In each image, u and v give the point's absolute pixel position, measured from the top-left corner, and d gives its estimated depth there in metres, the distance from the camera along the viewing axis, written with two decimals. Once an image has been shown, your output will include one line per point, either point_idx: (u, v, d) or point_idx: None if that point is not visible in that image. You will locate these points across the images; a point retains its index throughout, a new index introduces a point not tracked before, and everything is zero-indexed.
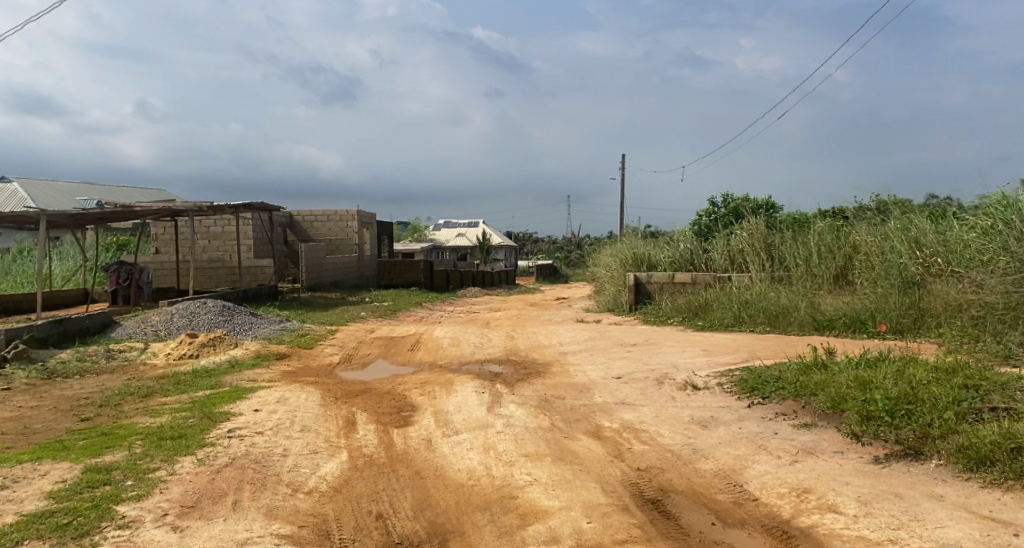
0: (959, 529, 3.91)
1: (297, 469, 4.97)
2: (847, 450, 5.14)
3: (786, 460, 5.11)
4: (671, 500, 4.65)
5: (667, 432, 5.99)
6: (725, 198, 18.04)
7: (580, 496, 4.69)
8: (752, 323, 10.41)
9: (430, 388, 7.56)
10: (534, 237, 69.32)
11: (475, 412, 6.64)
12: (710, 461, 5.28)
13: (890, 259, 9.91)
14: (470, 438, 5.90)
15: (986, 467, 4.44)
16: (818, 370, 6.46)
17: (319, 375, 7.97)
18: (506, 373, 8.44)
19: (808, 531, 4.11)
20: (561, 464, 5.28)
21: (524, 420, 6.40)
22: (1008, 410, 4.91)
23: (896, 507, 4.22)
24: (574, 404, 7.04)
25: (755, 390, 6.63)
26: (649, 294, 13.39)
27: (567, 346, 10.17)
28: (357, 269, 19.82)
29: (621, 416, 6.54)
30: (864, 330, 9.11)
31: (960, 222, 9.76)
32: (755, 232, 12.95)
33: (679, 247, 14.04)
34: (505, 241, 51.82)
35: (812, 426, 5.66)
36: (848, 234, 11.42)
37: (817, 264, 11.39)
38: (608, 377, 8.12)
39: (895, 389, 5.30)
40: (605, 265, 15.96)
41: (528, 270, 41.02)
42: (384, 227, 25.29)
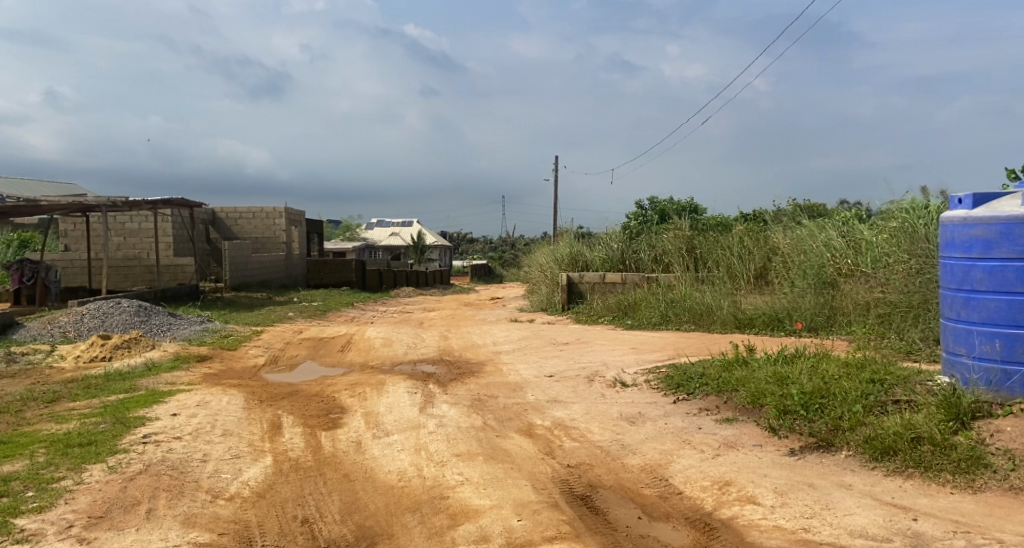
0: (865, 515, 4.09)
1: (218, 475, 4.83)
2: (765, 442, 5.34)
3: (709, 454, 5.28)
4: (599, 496, 4.72)
5: (597, 429, 6.10)
6: (654, 201, 18.45)
7: (511, 494, 4.73)
8: (678, 322, 10.68)
9: (361, 389, 7.47)
10: (469, 237, 69.07)
11: (406, 413, 6.61)
12: (637, 456, 5.40)
13: (806, 261, 10.37)
14: (401, 440, 5.86)
15: (890, 457, 4.63)
16: (739, 366, 6.70)
17: (243, 377, 7.76)
18: (438, 373, 8.42)
19: (728, 523, 4.25)
20: (493, 463, 5.31)
21: (456, 420, 6.39)
22: (909, 402, 5.17)
23: (809, 497, 4.41)
24: (507, 403, 7.08)
25: (680, 386, 6.81)
26: (581, 293, 13.58)
27: (500, 346, 10.19)
28: (285, 269, 19.36)
29: (553, 414, 6.61)
30: (782, 328, 9.49)
31: (869, 226, 10.23)
32: (682, 234, 13.31)
33: (610, 246, 14.30)
34: (439, 241, 51.53)
35: (733, 420, 5.86)
36: (767, 237, 11.85)
37: (738, 265, 11.79)
38: (541, 376, 8.21)
39: (809, 384, 5.56)
40: (538, 265, 16.13)
41: (463, 270, 40.97)
42: (314, 224, 24.84)
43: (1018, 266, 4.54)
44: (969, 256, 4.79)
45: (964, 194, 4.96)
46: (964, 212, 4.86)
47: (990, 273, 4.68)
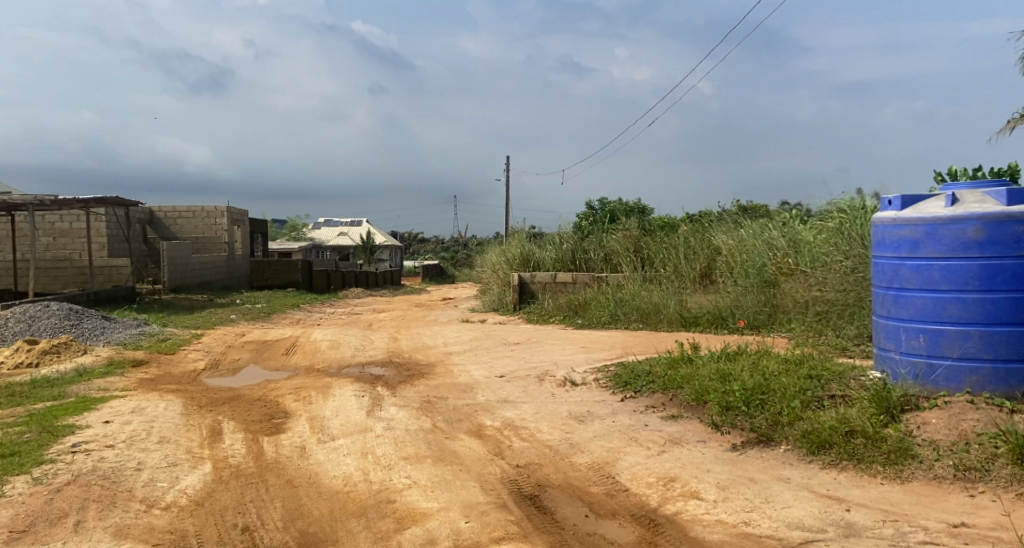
0: (802, 507, 4.21)
1: (153, 484, 4.68)
2: (709, 438, 5.44)
3: (655, 451, 5.36)
4: (547, 495, 4.74)
5: (546, 428, 6.13)
6: (604, 201, 18.64)
7: (459, 496, 4.71)
8: (627, 321, 10.80)
9: (306, 393, 7.34)
10: (420, 237, 68.61)
11: (353, 416, 6.53)
12: (585, 454, 5.45)
13: (748, 260, 10.61)
14: (347, 444, 5.79)
15: (826, 450, 4.77)
16: (684, 364, 6.83)
17: (181, 382, 7.55)
18: (387, 375, 8.34)
19: (673, 518, 4.32)
20: (441, 465, 5.28)
21: (405, 423, 6.34)
22: (843, 396, 5.33)
23: (749, 491, 4.51)
24: (456, 404, 7.06)
25: (628, 384, 6.89)
26: (533, 293, 13.63)
27: (451, 347, 10.16)
28: (227, 270, 18.92)
29: (503, 414, 6.62)
30: (726, 326, 9.68)
31: (808, 227, 10.53)
32: (630, 235, 13.49)
33: (561, 245, 14.38)
34: (390, 241, 51.05)
35: (678, 417, 5.96)
36: (711, 238, 12.10)
37: (685, 265, 11.99)
38: (491, 376, 8.21)
39: (751, 381, 5.70)
40: (490, 265, 16.11)
41: (414, 270, 40.69)
42: (258, 224, 24.37)
43: (941, 265, 4.73)
44: (898, 255, 4.97)
45: (894, 196, 5.14)
46: (894, 213, 5.04)
47: (917, 271, 4.86)
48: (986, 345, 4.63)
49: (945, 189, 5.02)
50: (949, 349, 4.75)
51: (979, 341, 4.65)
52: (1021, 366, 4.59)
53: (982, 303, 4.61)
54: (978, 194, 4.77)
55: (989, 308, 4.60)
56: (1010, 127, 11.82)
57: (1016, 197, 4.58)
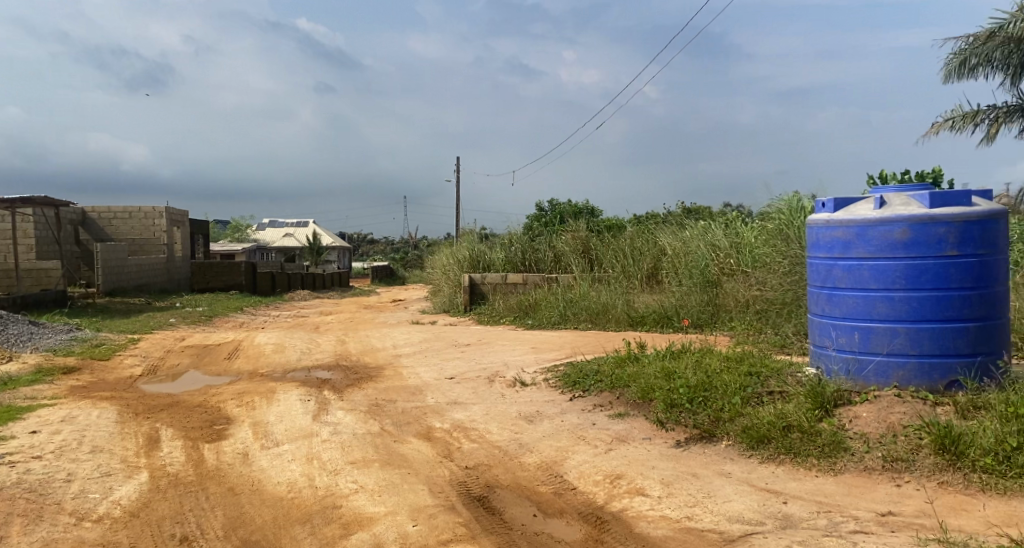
0: (742, 501, 4.31)
1: (85, 496, 4.52)
2: (654, 435, 5.52)
3: (602, 449, 5.41)
4: (496, 496, 4.75)
5: (495, 429, 6.13)
6: (553, 203, 18.77)
7: (406, 499, 4.67)
8: (576, 321, 10.89)
9: (249, 398, 7.18)
10: (369, 238, 67.90)
11: (298, 421, 6.42)
12: (534, 454, 5.47)
13: (692, 260, 10.82)
14: (291, 449, 5.69)
15: (765, 444, 4.89)
16: (631, 363, 6.93)
17: (115, 389, 7.30)
18: (334, 378, 8.23)
19: (619, 515, 4.37)
20: (389, 469, 5.23)
21: (352, 427, 6.26)
22: (781, 392, 5.48)
23: (693, 486, 4.59)
24: (405, 406, 7.01)
25: (576, 383, 6.95)
26: (483, 294, 13.62)
27: (400, 349, 10.08)
28: (166, 273, 18.37)
29: (452, 416, 6.59)
30: (670, 325, 9.86)
31: (749, 228, 10.81)
32: (578, 236, 13.61)
33: (511, 246, 14.42)
34: (338, 242, 50.35)
35: (625, 415, 6.03)
36: (657, 238, 12.30)
37: (632, 265, 12.17)
38: (441, 378, 8.17)
39: (694, 378, 5.82)
40: (440, 266, 16.03)
41: (362, 272, 40.21)
42: (199, 225, 23.78)
43: (871, 265, 4.90)
44: (831, 256, 5.13)
45: (827, 198, 5.30)
46: (827, 215, 5.19)
47: (849, 271, 5.02)
48: (912, 342, 4.82)
49: (875, 192, 5.20)
50: (878, 345, 4.93)
51: (906, 338, 4.83)
52: (944, 361, 4.80)
53: (908, 301, 4.79)
54: (904, 196, 4.95)
55: (914, 306, 4.78)
56: (934, 132, 12.35)
57: (938, 199, 4.78)
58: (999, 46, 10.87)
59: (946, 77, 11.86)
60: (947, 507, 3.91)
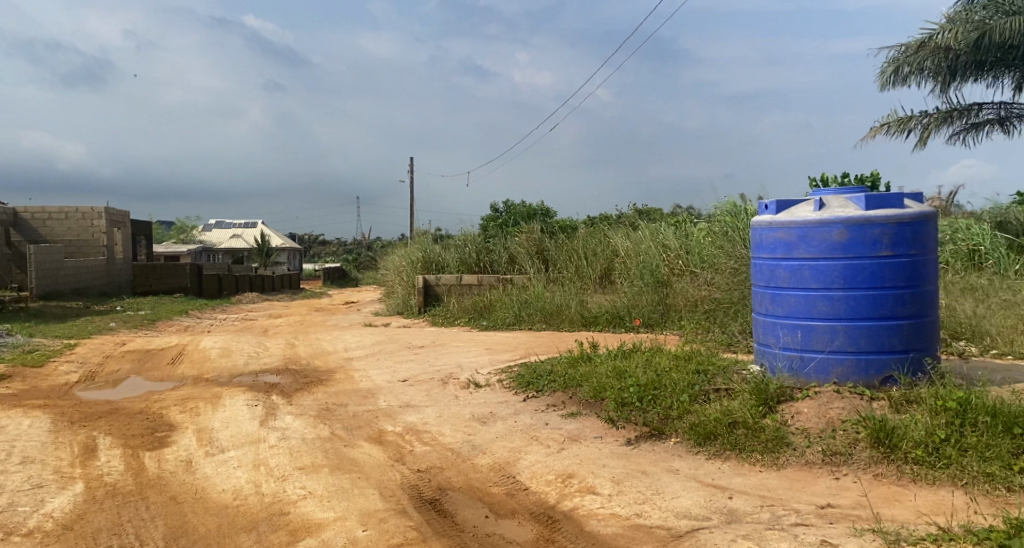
0: (690, 497, 4.36)
1: (15, 509, 4.33)
2: (605, 434, 5.55)
3: (554, 448, 5.41)
4: (448, 498, 4.71)
5: (448, 431, 6.08)
6: (507, 204, 18.74)
7: (356, 504, 4.60)
8: (531, 322, 10.89)
9: (193, 404, 6.99)
10: (321, 239, 66.92)
11: (245, 427, 6.28)
12: (486, 456, 5.44)
13: (643, 261, 10.94)
14: (237, 456, 5.55)
15: (711, 441, 4.96)
16: (584, 362, 6.96)
17: (50, 397, 7.02)
18: (283, 383, 8.07)
19: (570, 514, 4.37)
20: (338, 474, 5.14)
21: (301, 432, 6.14)
22: (727, 389, 5.57)
23: (642, 483, 4.63)
24: (356, 410, 6.91)
25: (530, 384, 6.94)
26: (438, 295, 13.53)
27: (352, 352, 9.94)
28: (107, 275, 17.81)
29: (404, 419, 6.53)
30: (623, 325, 9.95)
31: (699, 229, 10.99)
32: (531, 238, 13.64)
33: (465, 248, 14.36)
34: (289, 243, 49.49)
35: (577, 414, 6.05)
36: (610, 239, 12.41)
37: (585, 266, 12.24)
38: (394, 381, 8.09)
39: (644, 377, 5.87)
40: (394, 268, 15.87)
41: (314, 274, 39.58)
42: (141, 226, 23.13)
43: (812, 265, 5.02)
44: (774, 256, 5.23)
45: (770, 200, 5.40)
46: (769, 217, 5.29)
47: (791, 272, 5.13)
48: (850, 339, 4.95)
49: (815, 194, 5.33)
50: (818, 343, 5.05)
51: (844, 335, 4.96)
52: (880, 357, 4.95)
53: (846, 300, 4.92)
54: (842, 198, 5.08)
55: (852, 305, 4.92)
56: (871, 136, 12.74)
57: (874, 201, 4.92)
58: (929, 55, 11.28)
59: (881, 84, 12.25)
60: (882, 498, 4.03)
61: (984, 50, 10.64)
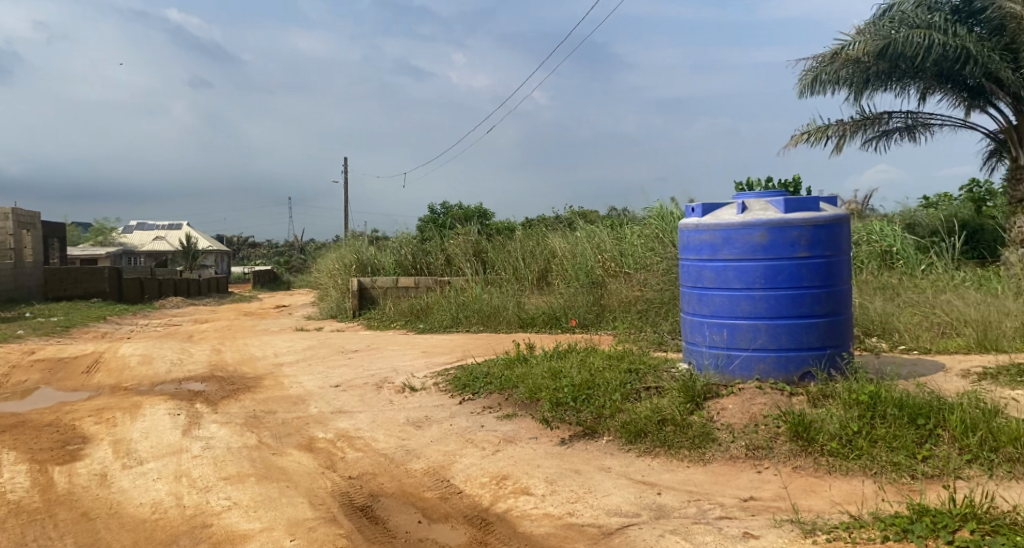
0: (621, 494, 4.37)
1: None
2: (540, 434, 5.52)
3: (489, 451, 5.36)
4: (380, 505, 4.60)
5: (381, 436, 5.96)
6: (444, 206, 18.63)
7: (284, 514, 4.44)
8: (468, 324, 10.81)
9: (110, 414, 6.66)
10: (251, 240, 65.08)
11: (167, 437, 6.01)
12: (420, 460, 5.35)
13: (578, 262, 11.03)
14: (157, 467, 5.30)
15: (642, 438, 4.99)
16: (520, 364, 6.93)
17: None
18: (208, 390, 7.77)
19: (503, 516, 4.33)
20: (266, 483, 4.97)
21: (226, 441, 5.92)
22: (658, 387, 5.63)
23: (575, 482, 4.62)
24: (286, 417, 6.70)
25: (466, 386, 6.87)
26: (373, 298, 13.29)
27: (282, 357, 9.66)
28: (16, 280, 16.77)
29: (336, 425, 6.37)
30: (559, 326, 9.99)
31: (633, 231, 11.17)
32: (468, 240, 13.58)
33: (401, 250, 14.18)
34: (217, 246, 47.98)
35: (512, 415, 6.01)
36: (546, 241, 12.47)
37: (522, 268, 12.24)
38: (326, 386, 7.89)
39: (578, 377, 5.89)
40: (327, 271, 15.54)
41: (244, 278, 38.49)
42: (53, 228, 22.02)
43: (736, 266, 5.12)
44: (701, 258, 5.31)
45: (696, 203, 5.48)
46: (696, 219, 5.37)
47: (717, 272, 5.21)
48: (771, 337, 5.07)
49: (739, 197, 5.44)
50: (742, 341, 5.15)
51: (766, 334, 5.08)
52: (799, 354, 5.08)
53: (768, 299, 5.04)
54: (763, 201, 5.20)
55: (773, 304, 5.03)
56: (792, 145, 13.17)
57: (792, 205, 5.05)
58: (843, 65, 11.69)
59: (800, 92, 12.61)
60: (800, 489, 4.12)
61: (891, 59, 11.14)
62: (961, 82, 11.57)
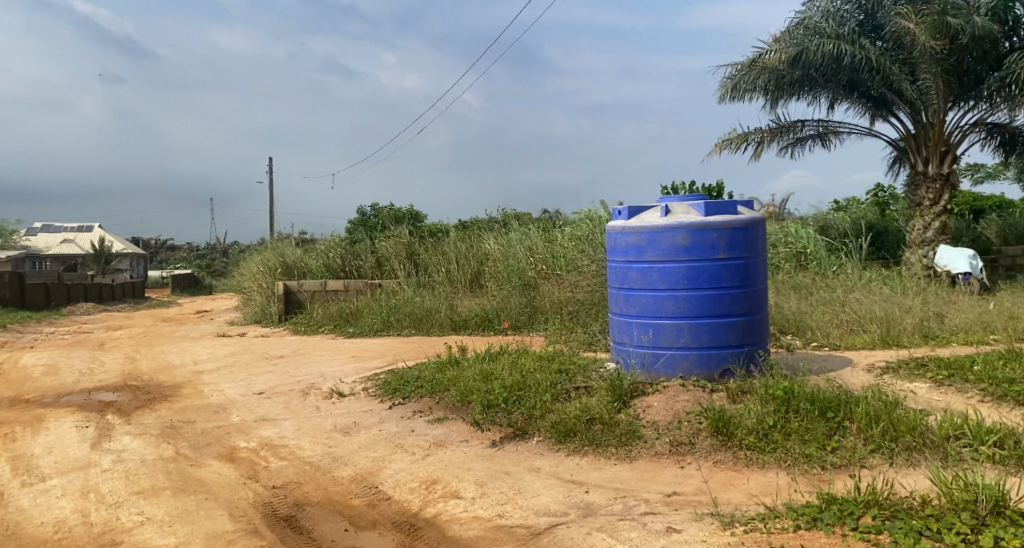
0: (550, 494, 4.33)
1: None
2: (470, 437, 5.44)
3: (419, 456, 5.24)
4: (304, 514, 4.42)
5: (307, 444, 5.76)
6: (375, 208, 18.34)
7: (201, 527, 4.22)
8: (399, 327, 10.63)
9: (10, 429, 6.22)
10: (171, 244, 62.66)
11: (73, 451, 5.65)
12: (347, 467, 5.18)
13: (510, 264, 11.01)
14: (62, 483, 4.97)
15: (571, 438, 4.97)
16: (451, 367, 6.83)
17: None
18: (120, 400, 7.37)
19: (432, 521, 4.22)
20: (182, 496, 4.72)
21: (140, 453, 5.60)
22: (587, 387, 5.64)
23: (505, 484, 4.56)
24: (205, 427, 6.41)
25: (396, 391, 6.72)
26: (300, 303, 12.92)
27: (202, 364, 9.27)
28: None
29: (259, 433, 6.12)
30: (492, 328, 9.94)
31: (563, 233, 11.24)
32: (400, 242, 13.36)
33: (330, 253, 13.87)
34: (134, 250, 45.99)
35: (443, 419, 5.91)
36: (479, 244, 12.41)
37: (455, 271, 12.13)
38: (249, 394, 7.60)
39: (510, 379, 5.83)
40: (251, 275, 15.04)
41: (163, 283, 37.00)
42: None
43: (660, 268, 5.16)
44: (627, 259, 5.34)
45: (622, 206, 5.50)
46: (622, 222, 5.39)
47: (642, 273, 5.25)
48: (693, 335, 5.14)
49: (663, 200, 5.49)
50: (666, 340, 5.20)
51: (689, 332, 5.14)
52: (720, 351, 5.17)
53: (690, 299, 5.10)
54: (685, 205, 5.27)
55: (695, 304, 5.10)
56: (715, 151, 13.50)
57: (712, 208, 5.14)
58: (760, 73, 12.01)
59: (720, 98, 12.90)
60: (720, 483, 4.18)
61: (805, 67, 11.50)
62: (866, 92, 12.07)
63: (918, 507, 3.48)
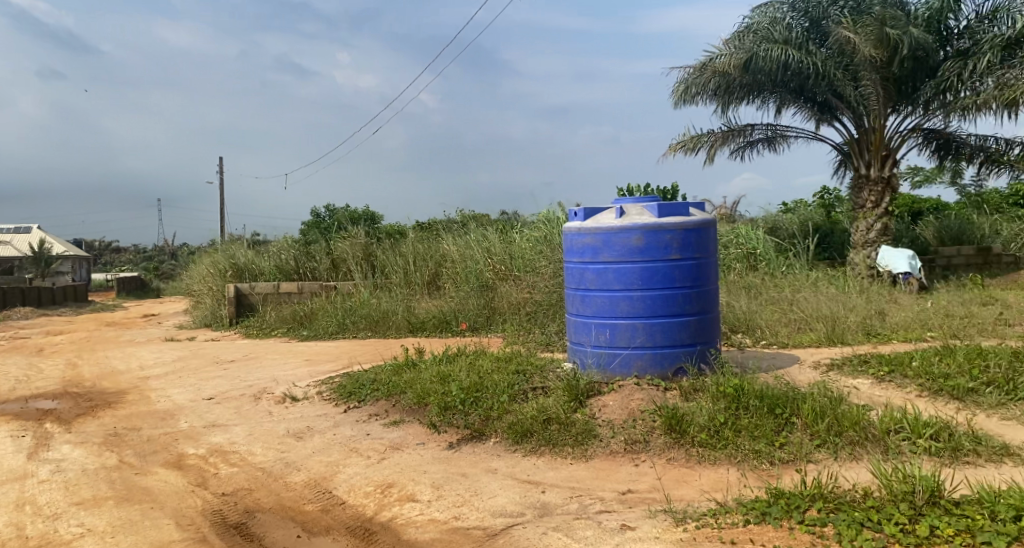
0: (506, 495, 4.28)
1: None
2: (427, 440, 5.36)
3: (374, 459, 5.14)
4: (255, 521, 4.30)
5: (259, 449, 5.61)
6: (330, 209, 18.07)
7: (146, 537, 4.06)
8: (355, 329, 10.47)
9: None
10: (118, 246, 60.87)
11: (9, 461, 5.40)
12: (300, 472, 5.06)
13: (467, 265, 10.95)
14: None
15: (528, 438, 4.93)
16: (408, 369, 6.74)
17: None
18: (61, 408, 7.08)
19: (387, 525, 4.14)
20: (126, 506, 4.54)
21: (81, 462, 5.38)
22: (544, 387, 5.61)
23: (462, 486, 4.50)
24: (151, 434, 6.19)
25: (352, 394, 6.60)
26: (252, 305, 12.64)
27: (148, 370, 8.98)
28: None
29: (209, 440, 5.94)
30: (449, 329, 9.87)
31: (520, 235, 11.24)
32: (355, 243, 13.18)
33: (283, 255, 13.61)
34: (78, 253, 44.52)
35: (399, 422, 5.82)
36: (436, 245, 12.31)
37: (411, 272, 12.01)
38: (198, 399, 7.38)
39: (467, 380, 5.77)
40: (201, 277, 14.66)
41: (109, 286, 35.89)
42: None
43: (615, 268, 5.17)
44: (583, 260, 5.33)
45: (577, 207, 5.48)
46: (578, 223, 5.37)
47: (597, 274, 5.25)
48: (648, 334, 5.15)
49: (618, 202, 5.49)
50: (622, 339, 5.21)
51: (643, 332, 5.16)
52: (674, 350, 5.20)
53: (645, 299, 5.12)
54: (639, 206, 5.28)
55: (649, 304, 5.12)
56: (669, 154, 13.63)
57: (665, 209, 5.15)
58: (711, 76, 12.19)
59: (675, 102, 13.06)
60: (673, 480, 4.19)
61: (755, 72, 11.70)
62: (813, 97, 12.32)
63: (861, 499, 3.53)
